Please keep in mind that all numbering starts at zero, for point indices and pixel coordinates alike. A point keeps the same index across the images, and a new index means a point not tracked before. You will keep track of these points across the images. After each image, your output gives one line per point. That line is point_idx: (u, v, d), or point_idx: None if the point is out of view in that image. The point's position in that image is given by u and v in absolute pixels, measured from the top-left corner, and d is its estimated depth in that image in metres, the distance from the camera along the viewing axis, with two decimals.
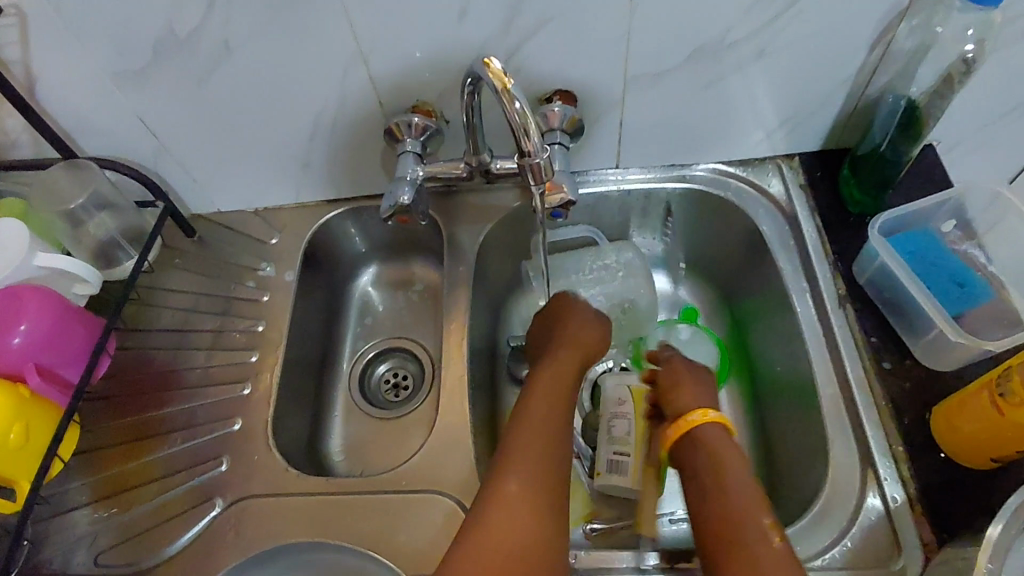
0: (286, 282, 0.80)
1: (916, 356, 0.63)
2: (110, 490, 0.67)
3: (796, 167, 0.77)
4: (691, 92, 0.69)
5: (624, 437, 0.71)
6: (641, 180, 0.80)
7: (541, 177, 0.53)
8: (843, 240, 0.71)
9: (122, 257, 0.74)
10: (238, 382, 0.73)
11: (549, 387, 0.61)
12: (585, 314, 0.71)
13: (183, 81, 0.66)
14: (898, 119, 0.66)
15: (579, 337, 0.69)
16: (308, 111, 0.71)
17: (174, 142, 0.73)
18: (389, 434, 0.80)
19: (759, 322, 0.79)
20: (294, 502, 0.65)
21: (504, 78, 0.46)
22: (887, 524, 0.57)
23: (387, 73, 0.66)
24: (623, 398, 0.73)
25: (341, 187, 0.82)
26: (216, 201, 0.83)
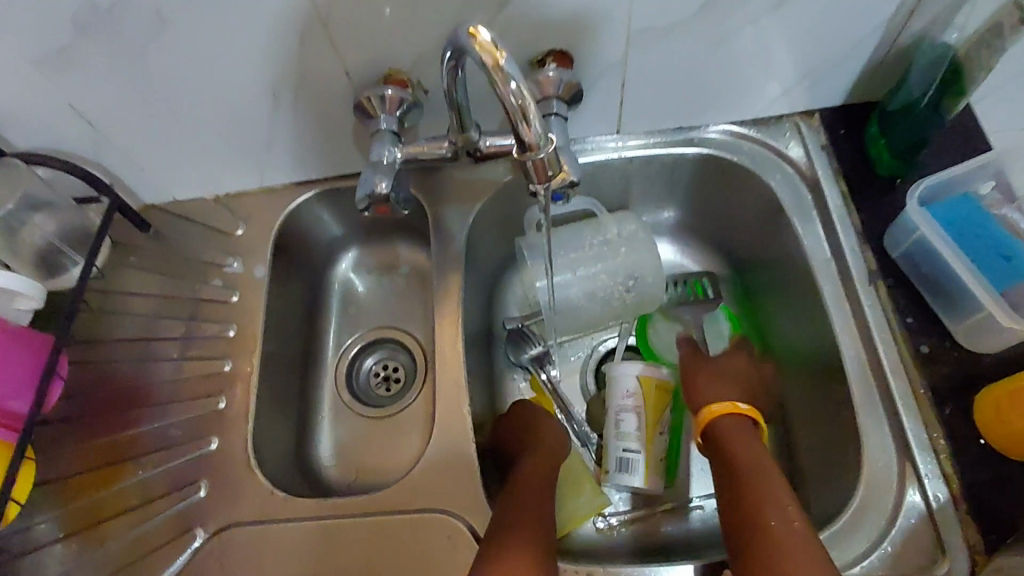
0: (257, 278, 0.72)
1: (956, 338, 0.58)
2: (80, 524, 0.62)
3: (817, 126, 0.70)
4: (704, 48, 0.60)
5: (632, 432, 0.66)
6: (644, 146, 0.72)
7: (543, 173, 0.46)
8: (872, 209, 0.65)
9: (69, 264, 0.66)
10: (212, 395, 0.66)
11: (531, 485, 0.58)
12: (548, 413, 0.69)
13: (114, 61, 0.56)
14: (942, 71, 0.59)
15: (553, 437, 0.65)
16: (266, 88, 0.62)
17: (115, 130, 0.64)
18: (382, 434, 0.75)
19: (773, 295, 0.73)
20: (284, 530, 0.59)
21: (495, 51, 0.38)
22: (929, 524, 0.53)
23: (353, 38, 0.57)
24: (629, 389, 0.67)
25: (311, 168, 0.73)
26: (170, 191, 0.74)
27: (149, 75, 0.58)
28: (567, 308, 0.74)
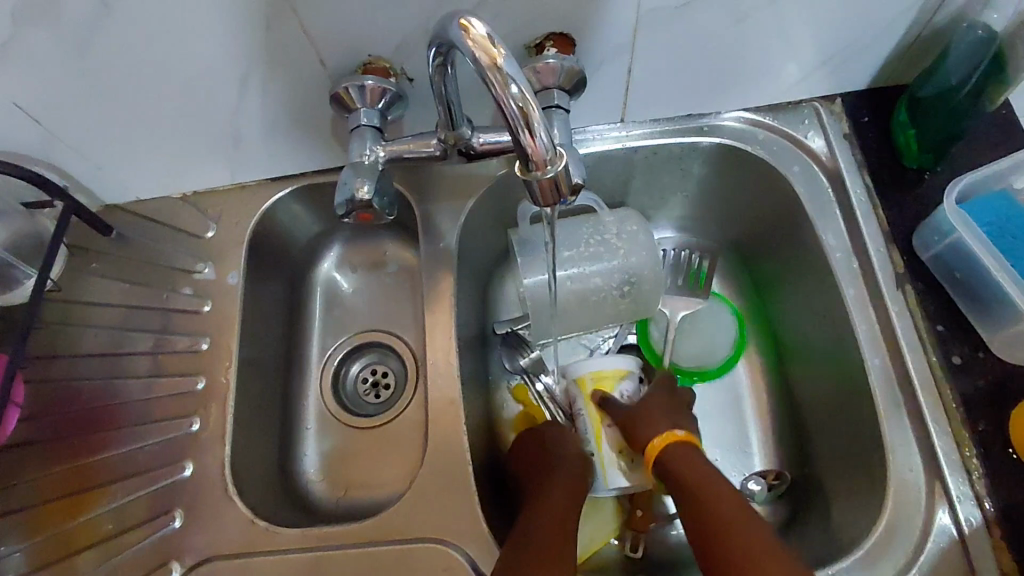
0: (230, 285, 0.66)
1: (991, 348, 0.53)
2: (52, 557, 0.56)
3: (838, 112, 0.65)
4: (719, 28, 0.54)
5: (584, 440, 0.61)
6: (651, 135, 0.66)
7: (548, 199, 0.38)
8: (898, 204, 0.60)
9: (20, 276, 0.60)
10: (185, 416, 0.61)
11: (545, 528, 0.52)
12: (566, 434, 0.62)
13: (54, 50, 0.49)
14: (987, 55, 0.53)
15: (572, 462, 0.59)
16: (231, 77, 0.55)
17: (66, 128, 0.57)
18: (370, 448, 0.70)
19: (789, 296, 0.69)
20: (264, 563, 0.54)
21: (491, 48, 0.32)
22: (962, 550, 0.49)
23: (328, 23, 0.50)
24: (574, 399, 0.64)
25: (287, 163, 0.67)
26: (133, 189, 0.67)
27: (97, 65, 0.52)
28: (563, 311, 0.69)
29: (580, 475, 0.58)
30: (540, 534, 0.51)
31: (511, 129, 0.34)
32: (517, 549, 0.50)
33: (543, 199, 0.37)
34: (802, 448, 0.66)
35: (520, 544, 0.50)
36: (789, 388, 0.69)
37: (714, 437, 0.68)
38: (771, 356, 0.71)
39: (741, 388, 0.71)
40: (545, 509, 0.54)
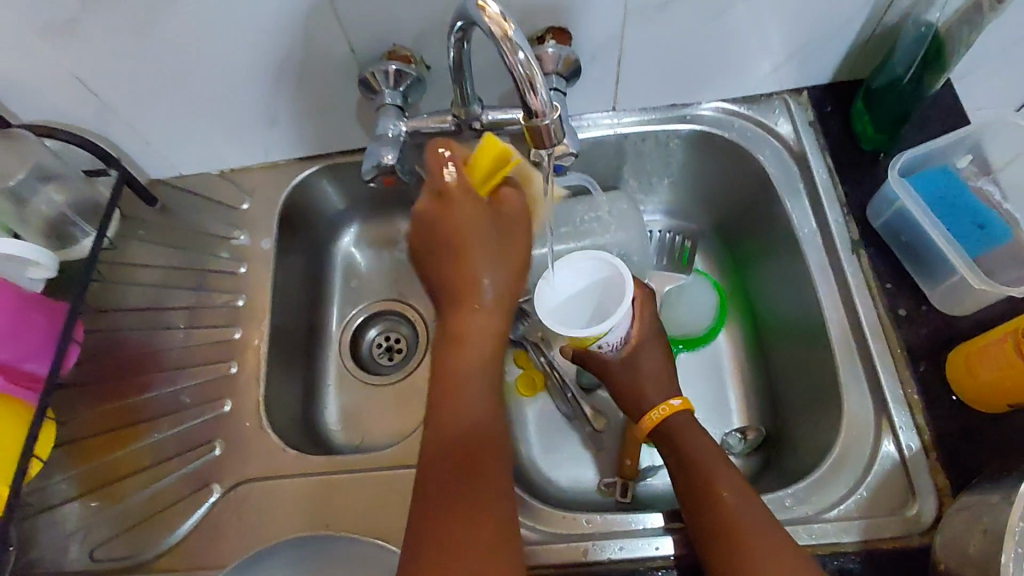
0: (264, 250, 0.74)
1: (933, 302, 0.62)
2: (96, 483, 0.65)
3: (805, 103, 0.73)
4: (694, 26, 0.63)
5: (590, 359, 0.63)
6: (639, 122, 0.74)
7: (548, 140, 0.45)
8: (855, 181, 0.68)
9: (78, 235, 0.67)
10: (223, 361, 0.69)
11: (467, 366, 0.49)
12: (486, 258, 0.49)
13: (122, 34, 0.58)
14: (924, 49, 0.62)
15: (487, 264, 0.49)
16: (272, 62, 0.63)
17: (122, 104, 0.66)
18: (384, 402, 0.77)
19: (763, 269, 0.76)
20: (299, 485, 0.63)
21: (504, 22, 0.40)
22: (902, 470, 0.57)
23: (358, 14, 0.59)
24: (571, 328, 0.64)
25: (315, 143, 0.75)
26: (176, 165, 0.75)
27: (156, 47, 0.60)
28: None
29: (498, 289, 0.50)
30: (456, 371, 0.48)
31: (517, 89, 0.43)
32: (445, 393, 0.48)
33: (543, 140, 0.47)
34: (774, 404, 0.73)
35: (445, 389, 0.48)
36: (764, 352, 0.76)
37: (697, 397, 0.76)
38: (748, 324, 0.79)
39: (722, 353, 0.78)
40: (458, 317, 0.50)
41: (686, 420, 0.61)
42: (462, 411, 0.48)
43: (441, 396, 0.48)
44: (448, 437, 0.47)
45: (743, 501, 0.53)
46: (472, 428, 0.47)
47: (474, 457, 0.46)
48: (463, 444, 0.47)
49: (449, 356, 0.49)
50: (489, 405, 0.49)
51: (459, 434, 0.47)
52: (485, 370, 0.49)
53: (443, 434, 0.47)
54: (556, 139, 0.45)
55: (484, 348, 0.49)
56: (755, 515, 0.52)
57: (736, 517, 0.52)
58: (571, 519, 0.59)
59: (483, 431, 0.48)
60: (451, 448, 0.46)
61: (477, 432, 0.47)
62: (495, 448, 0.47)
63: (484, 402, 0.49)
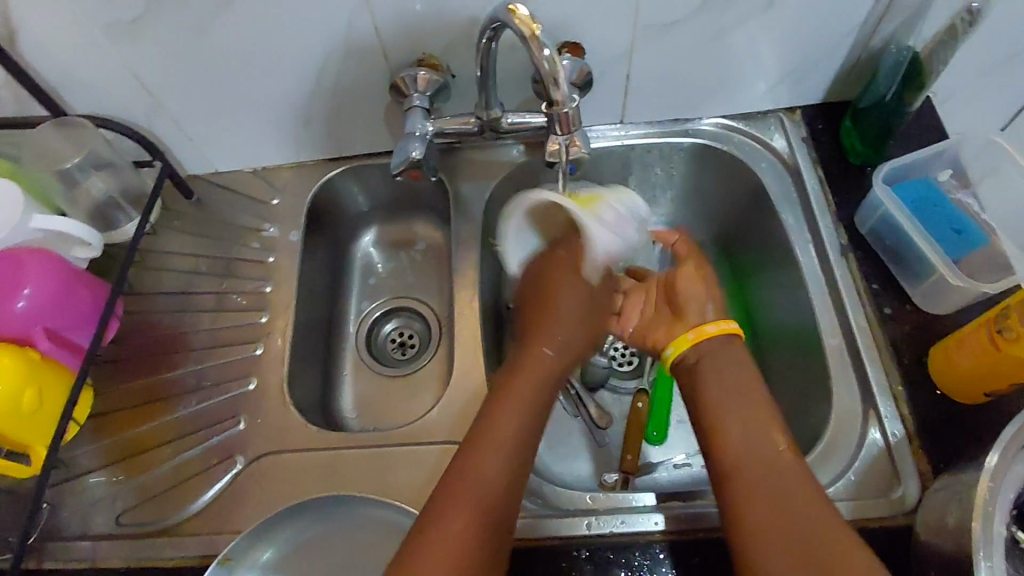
0: (291, 242, 0.79)
1: (915, 301, 0.67)
2: (121, 455, 0.68)
3: (798, 121, 0.79)
4: (696, 46, 0.69)
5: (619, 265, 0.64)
6: (645, 134, 0.80)
7: (569, 127, 0.56)
8: (844, 191, 0.74)
9: (121, 219, 0.73)
10: (250, 343, 0.73)
11: (513, 407, 0.56)
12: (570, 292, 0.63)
13: (179, 34, 0.64)
14: (903, 71, 0.68)
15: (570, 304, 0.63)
16: (312, 66, 0.69)
17: (170, 100, 0.72)
18: (397, 392, 0.81)
19: (758, 275, 0.81)
20: (318, 458, 0.66)
21: (531, 24, 0.49)
22: (887, 456, 0.61)
23: (393, 23, 0.65)
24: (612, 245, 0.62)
25: (342, 145, 0.81)
26: (212, 161, 0.81)
27: (207, 48, 0.66)
28: None
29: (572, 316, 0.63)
30: (499, 421, 0.55)
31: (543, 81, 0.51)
32: (482, 444, 0.54)
33: (561, 128, 0.55)
34: None
35: (485, 432, 0.55)
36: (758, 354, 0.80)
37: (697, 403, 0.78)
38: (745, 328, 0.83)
39: None
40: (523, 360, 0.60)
41: (736, 386, 0.59)
42: (494, 467, 0.53)
43: (482, 439, 0.54)
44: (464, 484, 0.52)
45: (787, 483, 0.52)
46: (481, 502, 0.51)
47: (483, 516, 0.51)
48: (477, 507, 0.51)
49: (498, 402, 0.57)
50: (508, 472, 0.53)
51: (474, 498, 0.51)
52: (518, 444, 0.55)
53: (463, 482, 0.52)
54: (575, 126, 0.56)
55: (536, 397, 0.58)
56: (795, 500, 0.51)
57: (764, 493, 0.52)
58: (575, 496, 0.64)
59: (501, 490, 0.52)
60: (469, 508, 0.50)
61: (492, 499, 0.51)
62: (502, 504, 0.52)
63: (502, 457, 0.53)
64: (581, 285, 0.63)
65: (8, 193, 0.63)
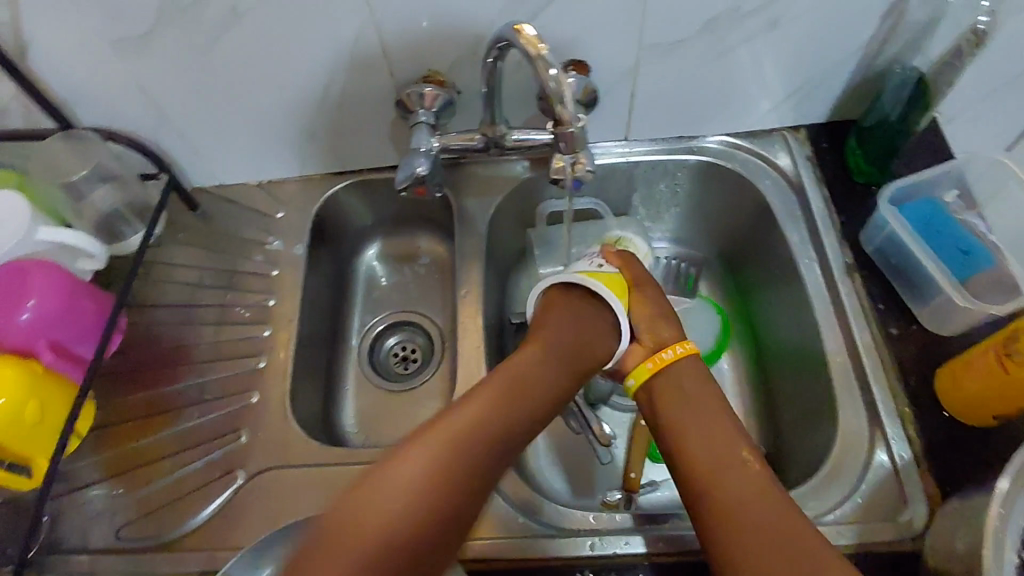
0: (295, 255, 0.79)
1: (921, 321, 0.66)
2: (120, 469, 0.67)
3: (803, 139, 0.79)
4: (701, 64, 0.70)
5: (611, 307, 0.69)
6: (649, 151, 0.80)
7: (575, 146, 0.56)
8: (849, 210, 0.74)
9: (127, 231, 0.73)
10: (252, 356, 0.73)
11: (499, 389, 0.60)
12: (601, 318, 0.68)
13: (188, 49, 0.65)
14: (909, 89, 0.69)
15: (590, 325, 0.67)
16: (319, 80, 0.70)
17: (179, 113, 0.72)
18: (398, 407, 0.80)
19: (761, 292, 0.80)
20: (319, 473, 0.66)
21: (537, 43, 0.49)
22: (895, 479, 0.60)
23: (399, 39, 0.66)
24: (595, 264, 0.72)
25: (348, 159, 0.81)
26: (218, 174, 0.81)
27: (216, 63, 0.66)
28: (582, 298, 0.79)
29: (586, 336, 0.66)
30: (478, 399, 0.59)
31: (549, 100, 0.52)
32: (460, 415, 0.57)
33: (567, 147, 0.55)
34: (772, 421, 0.76)
35: (472, 404, 0.58)
36: (763, 372, 0.79)
37: None
38: (749, 346, 0.82)
39: (723, 374, 0.81)
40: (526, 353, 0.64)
41: (697, 394, 0.62)
42: (460, 435, 0.56)
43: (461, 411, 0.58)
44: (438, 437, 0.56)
45: (762, 505, 0.52)
46: (439, 463, 0.54)
47: (439, 476, 0.54)
48: (438, 462, 0.54)
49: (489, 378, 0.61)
50: (484, 437, 0.57)
51: (447, 442, 0.56)
52: (496, 411, 0.59)
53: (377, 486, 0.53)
54: (581, 146, 0.56)
55: (546, 386, 0.63)
56: (758, 515, 0.52)
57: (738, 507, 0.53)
58: (578, 517, 0.62)
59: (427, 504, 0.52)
60: (432, 462, 0.54)
61: (461, 463, 0.55)
62: (477, 475, 0.56)
63: (473, 428, 0.57)
64: (568, 318, 0.67)
65: (16, 204, 0.64)
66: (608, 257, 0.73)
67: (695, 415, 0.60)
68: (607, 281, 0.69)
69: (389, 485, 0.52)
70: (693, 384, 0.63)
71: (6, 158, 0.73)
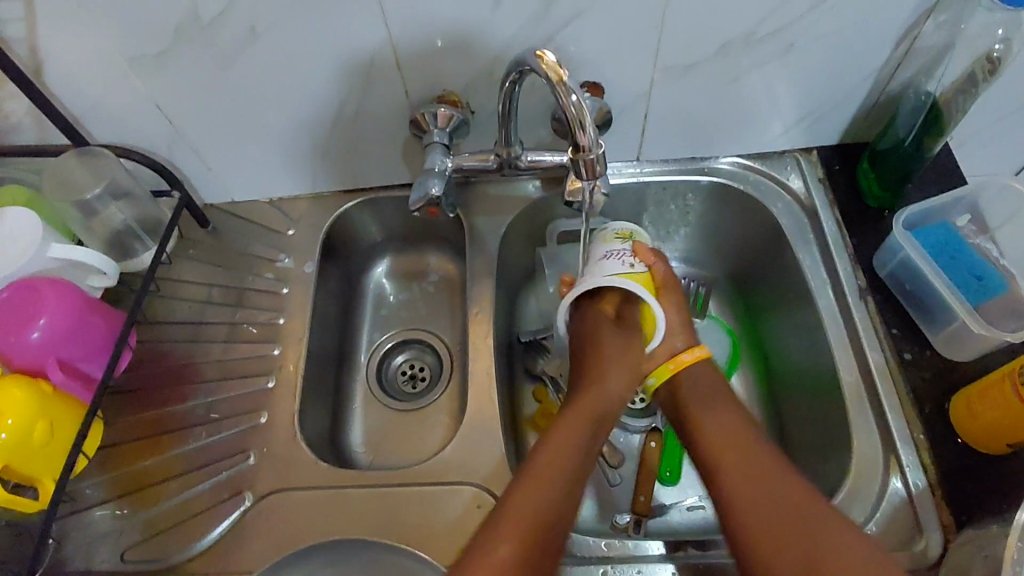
0: (306, 273, 0.79)
1: (935, 347, 0.66)
2: (128, 489, 0.67)
3: (815, 161, 0.79)
4: (715, 87, 0.70)
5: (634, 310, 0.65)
6: (662, 171, 0.80)
7: (593, 171, 0.55)
8: (862, 233, 0.74)
9: (138, 248, 0.73)
10: (262, 375, 0.73)
11: (558, 465, 0.57)
12: (618, 374, 0.63)
13: (204, 68, 0.65)
14: (923, 115, 0.68)
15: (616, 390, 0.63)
16: (333, 99, 0.70)
17: (192, 131, 0.72)
18: (407, 427, 0.80)
19: (772, 313, 0.80)
20: (327, 496, 0.65)
21: (558, 69, 0.50)
22: (910, 507, 0.59)
23: (416, 60, 0.66)
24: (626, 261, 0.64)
25: (360, 177, 0.81)
26: (230, 191, 0.81)
27: (231, 82, 0.67)
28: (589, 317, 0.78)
29: (612, 405, 0.62)
30: (544, 476, 0.55)
31: (568, 125, 0.52)
32: (554, 437, 0.59)
33: (585, 173, 0.55)
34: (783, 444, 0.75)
35: (536, 479, 0.55)
36: (773, 394, 0.79)
37: None
38: (760, 367, 0.81)
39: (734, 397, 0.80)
40: (569, 421, 0.60)
41: (721, 394, 0.64)
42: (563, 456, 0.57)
43: (529, 485, 0.55)
44: (523, 510, 0.53)
45: (786, 489, 0.54)
46: (531, 516, 0.53)
47: (536, 533, 0.52)
48: (536, 524, 0.52)
49: (542, 450, 0.58)
50: (557, 502, 0.54)
51: (531, 517, 0.52)
52: (563, 482, 0.56)
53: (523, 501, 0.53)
54: (601, 170, 0.56)
55: (584, 452, 0.59)
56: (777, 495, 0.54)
57: (763, 489, 0.55)
58: (588, 544, 0.61)
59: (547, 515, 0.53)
60: (521, 527, 0.52)
61: (543, 524, 0.53)
62: (555, 533, 0.53)
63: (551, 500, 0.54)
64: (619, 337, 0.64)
65: (25, 222, 0.64)
66: (640, 251, 0.65)
67: (715, 408, 0.63)
68: (642, 281, 0.64)
69: (497, 553, 0.50)
70: (705, 383, 0.65)
71: (18, 173, 0.73)
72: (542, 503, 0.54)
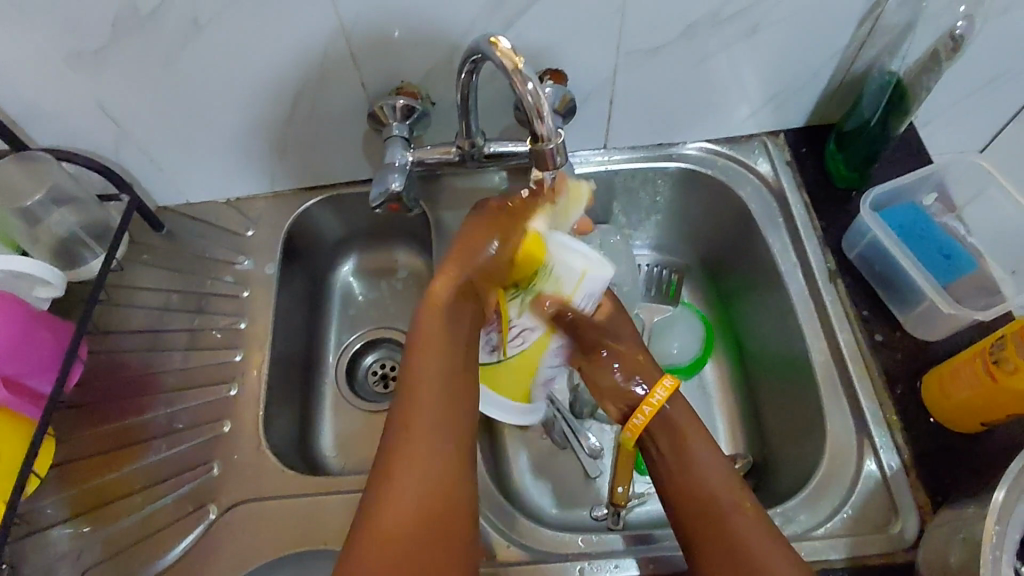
0: (267, 275, 0.76)
1: (906, 328, 0.66)
2: (86, 506, 0.64)
3: (782, 145, 0.79)
4: (681, 71, 0.69)
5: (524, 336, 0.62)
6: (630, 159, 0.79)
7: (553, 163, 0.54)
8: (830, 216, 0.73)
9: (88, 255, 0.70)
10: (223, 383, 0.70)
11: (431, 424, 0.49)
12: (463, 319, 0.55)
13: (146, 64, 0.62)
14: (888, 94, 0.68)
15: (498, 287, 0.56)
16: (287, 93, 0.67)
17: (138, 131, 0.69)
18: (378, 429, 0.78)
19: (745, 299, 0.79)
20: (294, 505, 0.63)
21: (514, 58, 0.49)
22: (884, 488, 0.59)
23: (370, 48, 0.63)
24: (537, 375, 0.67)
25: (320, 174, 0.78)
26: (185, 192, 0.78)
27: (177, 78, 0.63)
28: None
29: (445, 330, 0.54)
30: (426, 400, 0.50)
31: (526, 115, 0.50)
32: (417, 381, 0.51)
33: (544, 164, 0.54)
34: (759, 430, 0.75)
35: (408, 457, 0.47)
36: (748, 380, 0.78)
37: None
38: (733, 354, 0.81)
39: (709, 384, 0.79)
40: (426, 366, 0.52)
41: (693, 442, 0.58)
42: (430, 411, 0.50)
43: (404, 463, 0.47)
44: (399, 488, 0.46)
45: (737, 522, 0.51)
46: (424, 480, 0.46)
47: (424, 520, 0.45)
48: (428, 500, 0.46)
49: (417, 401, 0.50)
50: (446, 459, 0.48)
51: (408, 498, 0.46)
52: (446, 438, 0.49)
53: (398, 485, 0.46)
54: (560, 161, 0.54)
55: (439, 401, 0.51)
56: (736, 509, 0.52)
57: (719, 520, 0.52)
58: (565, 541, 0.60)
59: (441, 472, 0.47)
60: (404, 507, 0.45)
61: (423, 509, 0.46)
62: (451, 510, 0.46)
63: (443, 463, 0.48)
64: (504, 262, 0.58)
65: None
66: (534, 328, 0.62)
67: (689, 435, 0.58)
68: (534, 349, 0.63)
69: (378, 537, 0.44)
70: (675, 417, 0.59)
71: None
72: (423, 469, 0.47)
